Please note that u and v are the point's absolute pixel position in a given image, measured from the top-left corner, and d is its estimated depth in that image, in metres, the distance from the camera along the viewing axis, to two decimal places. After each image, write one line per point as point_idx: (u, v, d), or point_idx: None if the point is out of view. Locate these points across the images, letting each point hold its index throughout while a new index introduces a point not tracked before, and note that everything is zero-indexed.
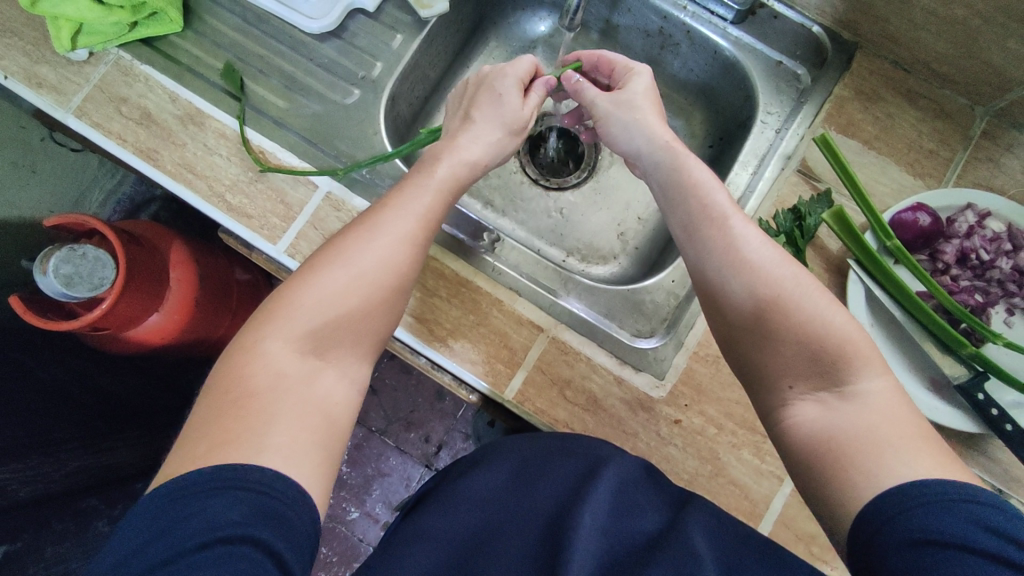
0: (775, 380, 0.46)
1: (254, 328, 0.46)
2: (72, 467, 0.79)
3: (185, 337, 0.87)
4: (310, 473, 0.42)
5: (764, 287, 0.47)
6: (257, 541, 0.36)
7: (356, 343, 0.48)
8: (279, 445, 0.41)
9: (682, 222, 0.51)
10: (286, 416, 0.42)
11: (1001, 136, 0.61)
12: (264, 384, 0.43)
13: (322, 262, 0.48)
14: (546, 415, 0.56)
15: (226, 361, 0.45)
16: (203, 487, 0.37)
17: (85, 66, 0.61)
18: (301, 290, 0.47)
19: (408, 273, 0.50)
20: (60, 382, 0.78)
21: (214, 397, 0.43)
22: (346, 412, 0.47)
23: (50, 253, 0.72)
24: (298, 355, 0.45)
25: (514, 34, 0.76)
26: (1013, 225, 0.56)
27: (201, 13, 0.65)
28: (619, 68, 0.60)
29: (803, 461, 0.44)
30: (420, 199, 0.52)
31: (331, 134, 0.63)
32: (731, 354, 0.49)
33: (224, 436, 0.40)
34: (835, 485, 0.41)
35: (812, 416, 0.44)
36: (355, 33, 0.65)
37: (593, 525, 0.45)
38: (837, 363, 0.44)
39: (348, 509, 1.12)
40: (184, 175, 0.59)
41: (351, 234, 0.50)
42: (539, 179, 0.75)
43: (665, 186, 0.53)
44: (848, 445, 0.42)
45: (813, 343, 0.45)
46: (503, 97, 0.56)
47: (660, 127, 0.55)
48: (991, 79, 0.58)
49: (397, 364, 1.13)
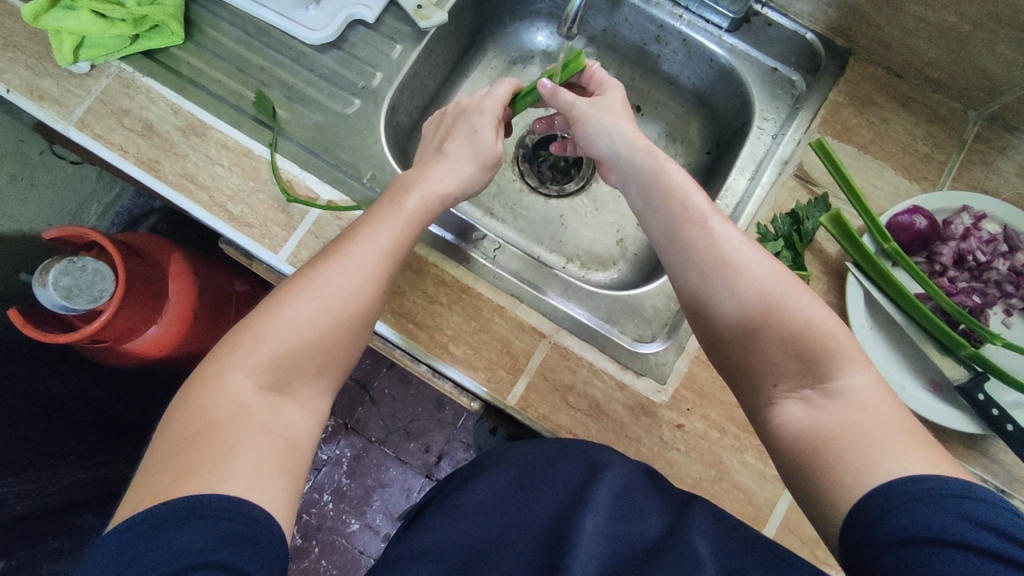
0: (760, 378, 0.47)
1: (217, 358, 0.46)
2: (69, 481, 0.78)
3: (183, 350, 0.87)
4: (274, 496, 0.41)
5: (748, 292, 0.47)
6: (223, 564, 0.35)
7: (318, 375, 0.48)
8: (244, 472, 0.41)
9: (662, 226, 0.52)
10: (249, 445, 0.42)
11: (995, 140, 0.62)
12: (225, 415, 0.43)
13: (285, 294, 0.48)
14: (548, 420, 0.56)
15: (190, 390, 0.45)
16: (167, 520, 0.37)
17: (87, 78, 0.61)
18: (266, 322, 0.47)
19: (372, 306, 0.50)
20: (58, 396, 0.78)
21: (175, 431, 0.42)
22: (308, 441, 0.47)
23: (49, 267, 0.72)
24: (258, 388, 0.45)
25: (513, 43, 0.77)
26: (1008, 226, 0.56)
27: (203, 25, 0.66)
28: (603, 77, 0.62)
29: (791, 456, 0.44)
30: (391, 226, 0.52)
31: (332, 144, 0.63)
32: (715, 354, 0.50)
33: (188, 467, 0.40)
34: (823, 483, 0.41)
35: (799, 414, 0.44)
36: (355, 44, 0.66)
37: (596, 529, 0.45)
38: (824, 359, 0.45)
39: (348, 521, 1.11)
40: (185, 186, 0.59)
41: (317, 264, 0.50)
42: (538, 187, 0.75)
43: (647, 184, 0.53)
44: (833, 439, 0.42)
45: (802, 337, 0.45)
46: (479, 132, 0.58)
47: (634, 130, 0.56)
48: (984, 84, 0.59)
49: (397, 373, 1.12)
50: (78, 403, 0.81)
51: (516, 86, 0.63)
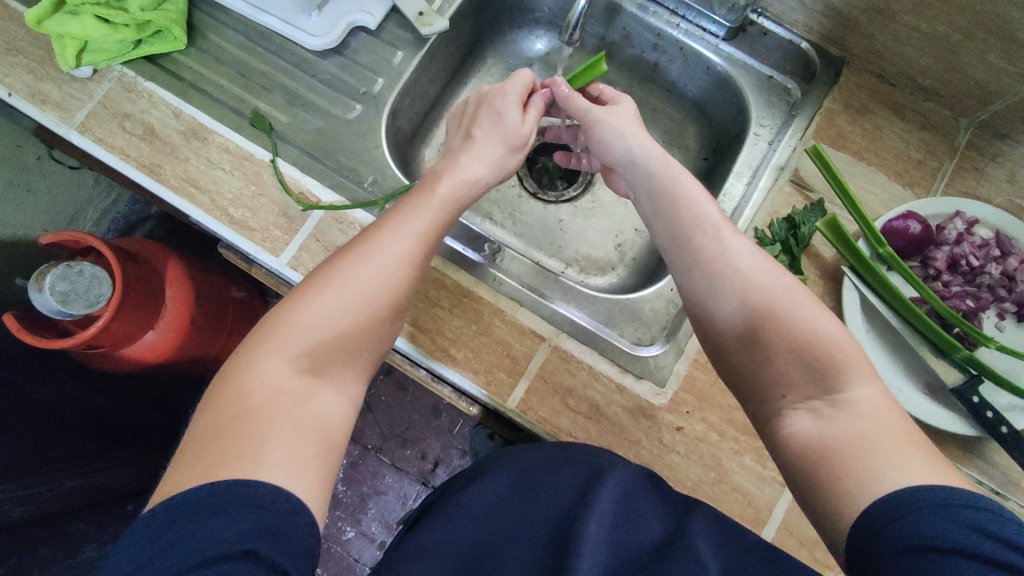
0: (769, 390, 0.47)
1: (251, 345, 0.46)
2: (64, 488, 0.77)
3: (183, 354, 0.87)
4: (306, 487, 0.41)
5: (755, 297, 0.48)
6: (256, 556, 0.36)
7: (352, 361, 0.48)
8: (276, 462, 0.41)
9: (668, 232, 0.53)
10: (283, 433, 0.42)
11: (986, 147, 0.63)
12: (261, 402, 0.43)
13: (318, 282, 0.48)
14: (549, 423, 0.56)
15: (224, 378, 0.45)
16: (202, 504, 0.37)
17: (89, 82, 0.61)
18: (299, 309, 0.47)
19: (405, 293, 0.50)
20: (52, 403, 0.77)
21: (211, 417, 0.42)
22: (341, 429, 0.47)
23: (45, 271, 0.72)
24: (294, 374, 0.45)
25: (512, 51, 0.78)
26: (1000, 232, 0.58)
27: (206, 31, 0.66)
28: (609, 91, 0.63)
29: (797, 465, 0.44)
30: (420, 219, 0.52)
31: (333, 149, 0.64)
32: (722, 364, 0.51)
33: (222, 455, 0.40)
34: (829, 495, 0.42)
35: (806, 425, 0.44)
36: (357, 50, 0.67)
37: (599, 533, 0.46)
38: (830, 372, 0.45)
39: (343, 528, 1.10)
40: (187, 189, 0.59)
41: (349, 254, 0.50)
42: (537, 192, 0.76)
43: (660, 194, 0.54)
44: (840, 450, 0.42)
45: (805, 350, 0.46)
46: (503, 114, 0.59)
47: (650, 141, 0.56)
48: (975, 92, 0.60)
49: (394, 380, 1.12)
50: (73, 410, 0.81)
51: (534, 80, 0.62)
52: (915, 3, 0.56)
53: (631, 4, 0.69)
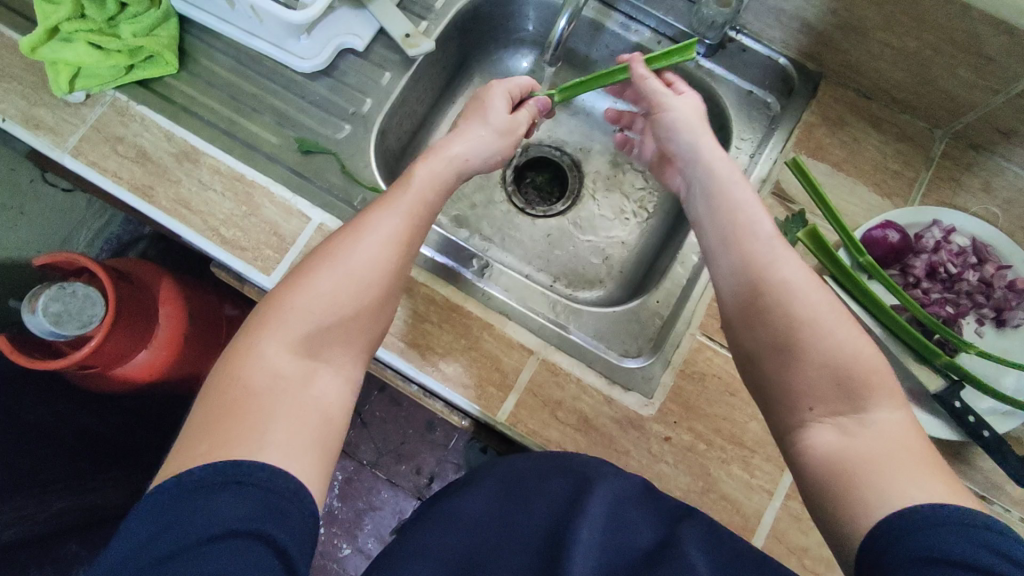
0: (795, 400, 0.45)
1: (248, 332, 0.47)
2: (54, 510, 0.77)
3: (173, 374, 0.87)
4: (307, 469, 0.42)
5: (800, 307, 0.46)
6: (262, 534, 0.37)
7: (349, 342, 0.49)
8: (279, 443, 0.42)
9: (719, 233, 0.51)
10: (284, 415, 0.43)
11: (961, 157, 0.64)
12: (262, 384, 0.44)
13: (312, 266, 0.49)
14: (538, 435, 0.57)
15: (223, 364, 0.45)
16: (211, 483, 0.38)
17: (82, 107, 0.62)
18: (293, 293, 0.48)
19: (396, 271, 0.51)
20: (48, 423, 0.78)
21: (213, 399, 0.43)
22: (342, 411, 0.47)
23: (39, 293, 0.72)
24: (292, 355, 0.46)
25: (498, 70, 0.80)
26: (976, 239, 0.59)
27: (197, 55, 0.68)
28: (684, 85, 0.60)
29: (817, 476, 0.43)
30: (407, 198, 0.53)
31: (323, 168, 0.65)
32: (752, 372, 0.49)
33: (225, 436, 0.41)
34: (847, 505, 0.40)
35: (829, 437, 0.43)
36: (345, 72, 0.68)
37: (592, 540, 0.46)
38: (860, 390, 0.43)
39: (339, 545, 1.11)
40: (179, 211, 0.60)
41: (340, 236, 0.50)
42: (526, 208, 0.78)
43: (709, 194, 0.53)
44: (861, 462, 0.41)
45: (837, 366, 0.44)
46: (489, 106, 0.60)
47: (715, 144, 0.55)
48: (947, 104, 0.62)
49: (388, 396, 1.12)
50: (70, 431, 0.81)
51: (536, 86, 0.65)
52: (886, 20, 0.58)
53: (614, 23, 0.71)
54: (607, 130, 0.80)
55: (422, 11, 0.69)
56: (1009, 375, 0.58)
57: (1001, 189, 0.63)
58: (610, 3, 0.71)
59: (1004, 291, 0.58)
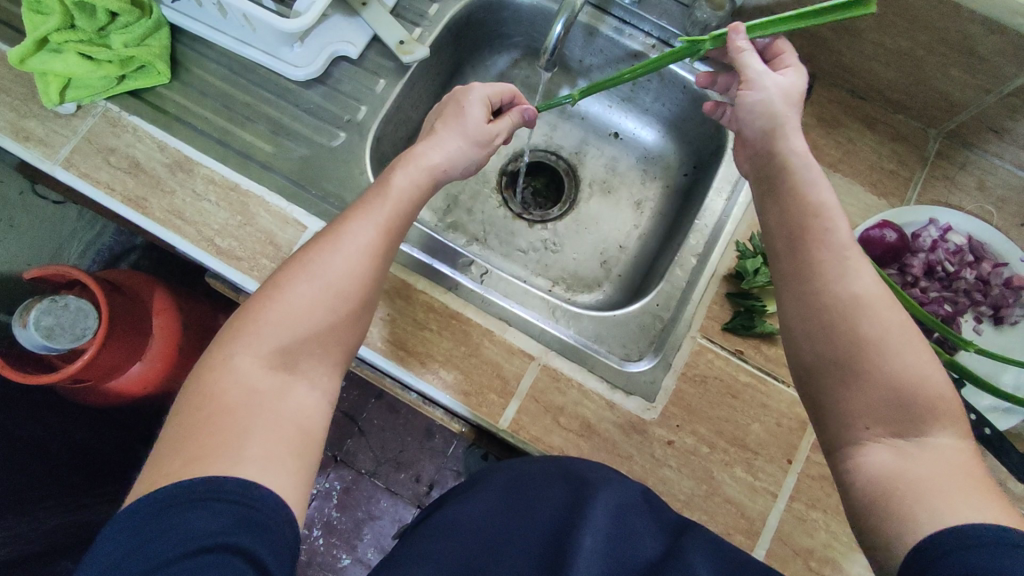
0: (849, 418, 0.43)
1: (223, 345, 0.46)
2: (50, 526, 0.76)
3: (164, 387, 0.86)
4: (285, 482, 0.42)
5: (868, 324, 0.43)
6: (239, 549, 0.36)
7: (325, 355, 0.48)
8: (255, 458, 0.41)
9: (785, 234, 0.47)
10: (260, 429, 0.43)
11: (955, 156, 0.65)
12: (237, 399, 0.43)
13: (285, 278, 0.48)
14: (541, 442, 0.56)
15: (198, 377, 0.45)
16: (184, 499, 0.38)
17: (73, 119, 0.62)
18: (266, 305, 0.47)
19: (371, 282, 0.50)
20: (37, 438, 0.77)
21: (187, 413, 0.43)
22: (319, 423, 0.47)
23: (30, 306, 0.71)
24: (267, 369, 0.45)
25: (493, 75, 0.80)
26: (971, 238, 0.60)
27: (189, 64, 0.67)
28: (788, 57, 0.53)
29: (863, 492, 0.41)
30: (384, 210, 0.52)
31: (319, 176, 0.64)
32: (808, 386, 0.46)
33: (199, 452, 0.40)
34: (893, 525, 0.39)
35: (883, 458, 0.41)
36: (339, 79, 0.68)
37: (593, 546, 0.47)
38: (925, 416, 0.41)
39: (338, 556, 1.09)
40: (172, 222, 0.59)
41: (314, 248, 0.49)
42: (522, 213, 0.77)
43: (776, 194, 0.49)
44: (917, 486, 0.38)
45: (900, 390, 0.41)
46: (467, 112, 0.58)
47: (798, 139, 0.49)
48: (940, 104, 0.63)
49: (385, 404, 1.12)
50: (60, 446, 0.80)
51: (518, 93, 0.63)
52: (879, 22, 0.58)
53: (607, 27, 0.71)
54: (602, 134, 0.80)
55: (416, 18, 0.69)
56: (1008, 372, 0.58)
57: (995, 187, 0.64)
58: (603, 7, 0.71)
59: (1000, 289, 0.59)
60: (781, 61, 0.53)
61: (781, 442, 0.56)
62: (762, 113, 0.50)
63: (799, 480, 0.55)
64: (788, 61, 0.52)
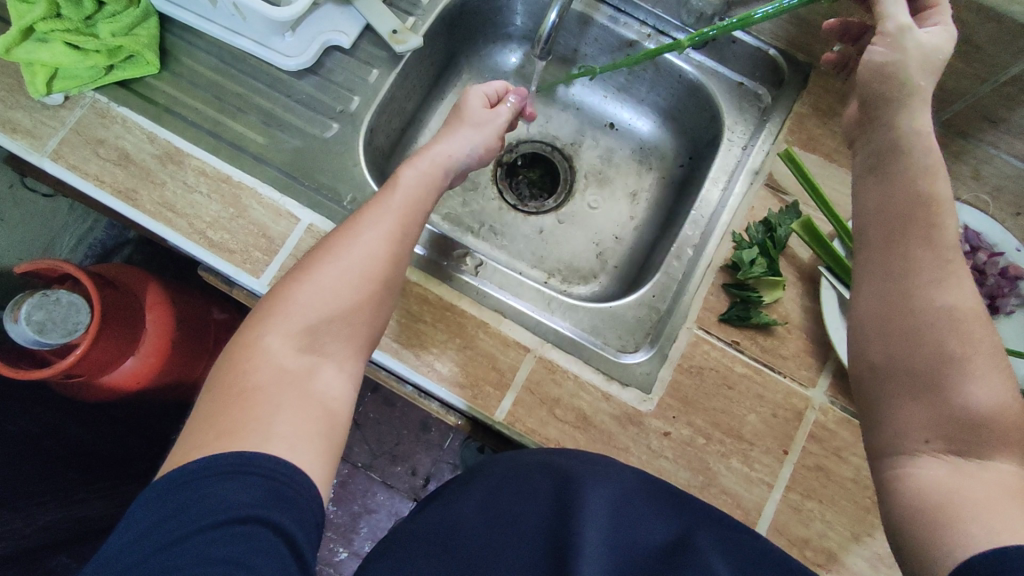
0: (907, 430, 0.41)
1: (253, 326, 0.46)
2: (45, 522, 0.76)
3: (162, 380, 0.85)
4: (313, 462, 0.41)
5: (955, 342, 0.40)
6: (272, 522, 0.37)
7: (351, 338, 0.48)
8: (285, 434, 0.41)
9: (880, 212, 0.44)
10: (291, 406, 0.42)
11: (951, 146, 0.65)
12: (267, 378, 0.43)
13: (311, 263, 0.48)
14: (537, 434, 0.56)
15: (229, 356, 0.45)
16: (212, 471, 0.37)
17: (61, 110, 0.61)
18: (297, 288, 0.47)
19: (395, 266, 0.50)
20: (33, 433, 0.76)
21: (215, 394, 0.43)
22: (345, 407, 0.46)
23: (22, 301, 0.71)
24: (297, 351, 0.45)
25: (486, 65, 0.80)
26: (967, 228, 0.60)
27: (178, 54, 0.66)
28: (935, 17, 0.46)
29: (910, 502, 0.41)
30: (396, 198, 0.53)
31: (313, 167, 0.64)
32: (873, 390, 0.44)
33: (231, 426, 0.40)
34: (935, 533, 0.38)
35: (935, 473, 0.40)
36: (332, 69, 0.67)
37: (598, 538, 0.47)
38: (991, 440, 0.39)
39: (335, 550, 1.09)
40: (164, 215, 0.59)
41: (339, 235, 0.50)
42: (517, 205, 0.77)
43: (882, 174, 0.45)
44: (968, 502, 0.38)
45: (971, 412, 0.39)
46: (463, 104, 0.62)
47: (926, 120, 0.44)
48: (936, 93, 0.62)
49: (381, 398, 1.12)
50: (54, 442, 0.79)
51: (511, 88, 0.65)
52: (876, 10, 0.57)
53: (602, 16, 0.70)
54: (598, 125, 0.80)
55: (409, 7, 0.68)
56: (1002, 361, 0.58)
57: (990, 176, 0.64)
58: None
59: (996, 278, 0.59)
60: (928, 18, 0.47)
61: (777, 433, 0.56)
62: (884, 73, 0.44)
63: (795, 470, 0.55)
64: (936, 19, 0.46)
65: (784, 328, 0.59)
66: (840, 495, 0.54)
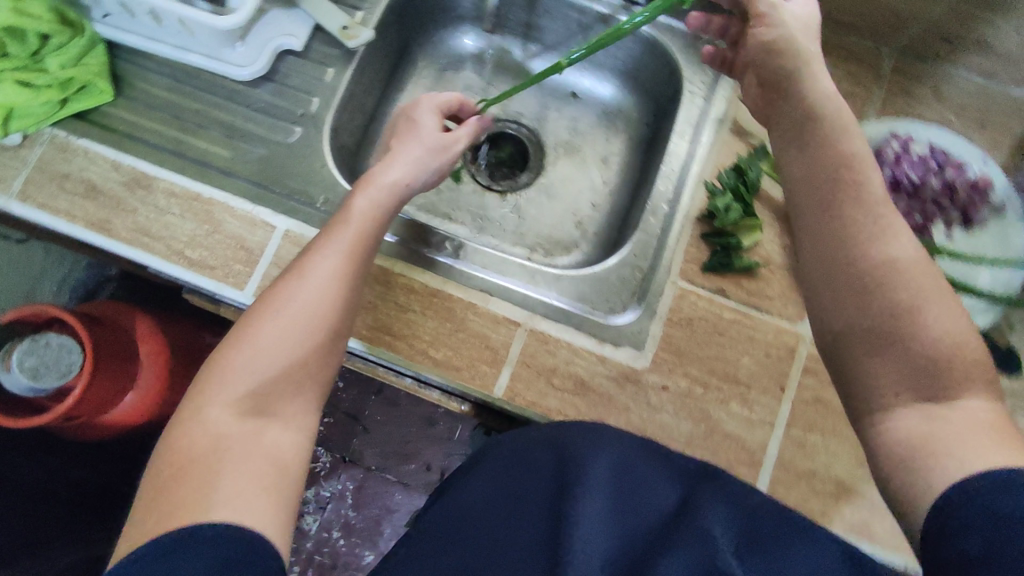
0: (875, 386, 0.44)
1: (194, 395, 0.46)
2: (65, 563, 0.75)
3: (163, 411, 0.85)
4: (263, 520, 0.41)
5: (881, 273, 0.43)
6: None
7: (298, 391, 0.48)
8: (228, 501, 0.41)
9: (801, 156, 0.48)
10: (236, 472, 0.42)
11: (910, 70, 0.65)
12: (204, 449, 0.43)
13: (255, 316, 0.48)
14: (538, 406, 0.57)
15: (172, 426, 0.45)
16: (172, 547, 0.38)
17: (20, 149, 0.60)
18: (235, 351, 0.47)
19: (343, 307, 0.50)
20: (38, 482, 0.77)
21: (156, 470, 0.43)
22: (296, 460, 0.47)
23: (12, 349, 0.71)
24: (237, 416, 0.45)
25: (442, 51, 0.79)
26: (935, 146, 0.61)
27: (131, 78, 0.66)
28: None
29: (891, 455, 0.43)
30: (348, 232, 0.53)
31: (281, 174, 0.64)
32: (835, 355, 0.46)
33: (172, 505, 0.40)
34: (922, 480, 0.40)
35: (911, 423, 0.42)
36: (287, 74, 0.66)
37: (599, 513, 0.46)
38: (953, 379, 0.41)
39: (361, 553, 1.11)
40: (140, 240, 0.59)
41: (282, 282, 0.50)
42: (491, 185, 0.77)
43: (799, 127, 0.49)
44: (946, 445, 0.40)
45: (932, 356, 0.42)
46: (419, 122, 0.62)
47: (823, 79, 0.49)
48: (889, 20, 0.63)
49: (384, 398, 1.09)
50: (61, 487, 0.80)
51: (463, 100, 0.66)
52: None
53: None
54: (561, 95, 0.80)
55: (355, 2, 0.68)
56: (983, 273, 0.59)
57: (953, 95, 0.64)
58: None
59: (967, 193, 0.60)
60: None
61: (772, 372, 0.57)
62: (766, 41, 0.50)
63: (794, 407, 0.56)
64: None
65: (767, 270, 0.60)
66: (840, 425, 0.55)
